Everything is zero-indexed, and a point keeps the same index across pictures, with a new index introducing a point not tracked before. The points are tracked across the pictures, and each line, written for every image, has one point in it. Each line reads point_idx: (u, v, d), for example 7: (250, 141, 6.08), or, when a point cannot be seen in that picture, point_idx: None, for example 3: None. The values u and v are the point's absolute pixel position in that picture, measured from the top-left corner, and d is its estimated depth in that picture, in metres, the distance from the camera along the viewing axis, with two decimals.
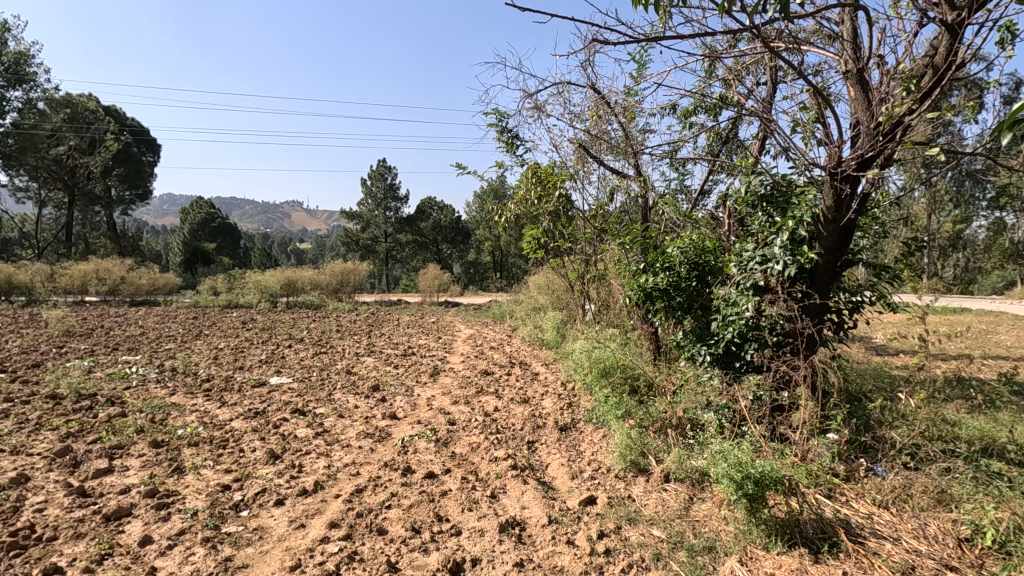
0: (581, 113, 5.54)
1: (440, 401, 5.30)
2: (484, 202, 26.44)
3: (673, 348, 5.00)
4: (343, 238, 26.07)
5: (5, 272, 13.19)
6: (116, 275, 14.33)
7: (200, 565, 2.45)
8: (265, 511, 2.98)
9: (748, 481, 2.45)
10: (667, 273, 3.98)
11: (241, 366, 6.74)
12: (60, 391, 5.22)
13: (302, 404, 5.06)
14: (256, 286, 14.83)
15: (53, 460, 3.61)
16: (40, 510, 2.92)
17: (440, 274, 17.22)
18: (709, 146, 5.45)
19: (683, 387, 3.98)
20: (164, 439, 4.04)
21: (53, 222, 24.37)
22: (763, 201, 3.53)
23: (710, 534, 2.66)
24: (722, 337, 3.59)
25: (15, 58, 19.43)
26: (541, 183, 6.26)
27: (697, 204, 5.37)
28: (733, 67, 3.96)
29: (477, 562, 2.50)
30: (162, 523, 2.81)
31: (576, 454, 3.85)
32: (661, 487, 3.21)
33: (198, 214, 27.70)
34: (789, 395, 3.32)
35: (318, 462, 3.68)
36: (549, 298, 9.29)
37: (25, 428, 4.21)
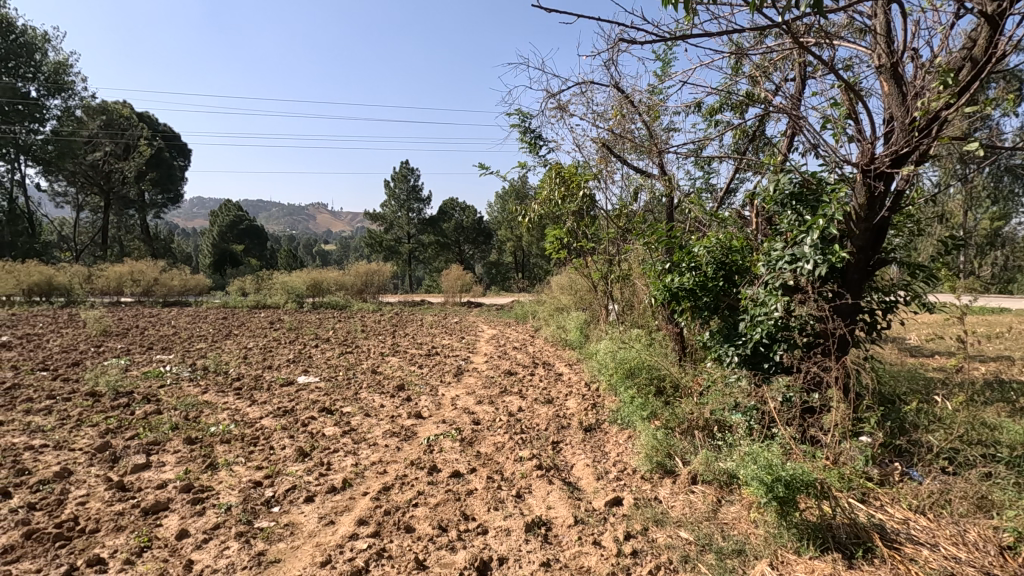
0: (604, 112, 5.52)
1: (464, 401, 5.34)
2: (507, 202, 26.46)
3: (699, 349, 4.95)
4: (367, 239, 26.45)
5: (46, 274, 13.70)
6: (150, 276, 14.79)
7: (235, 559, 2.52)
8: (295, 507, 3.04)
9: (779, 484, 2.41)
10: (693, 273, 3.95)
11: (270, 365, 6.88)
12: (99, 389, 5.40)
13: (330, 402, 5.15)
14: (284, 287, 15.15)
15: (94, 455, 3.75)
16: (83, 503, 3.03)
17: (463, 275, 17.32)
18: (735, 144, 5.38)
19: (711, 388, 3.93)
20: (198, 436, 4.16)
21: (91, 226, 25.27)
22: (792, 199, 3.46)
23: (739, 537, 2.63)
24: (750, 338, 3.53)
25: (54, 68, 20.15)
26: (564, 183, 6.26)
27: (722, 203, 5.31)
28: (761, 63, 3.90)
29: (504, 561, 2.51)
30: (197, 517, 2.90)
31: (602, 455, 3.83)
32: (688, 489, 3.18)
33: (227, 216, 28.41)
34: (820, 397, 3.25)
35: (346, 461, 3.74)
36: (572, 297, 9.28)
37: (67, 424, 4.38)
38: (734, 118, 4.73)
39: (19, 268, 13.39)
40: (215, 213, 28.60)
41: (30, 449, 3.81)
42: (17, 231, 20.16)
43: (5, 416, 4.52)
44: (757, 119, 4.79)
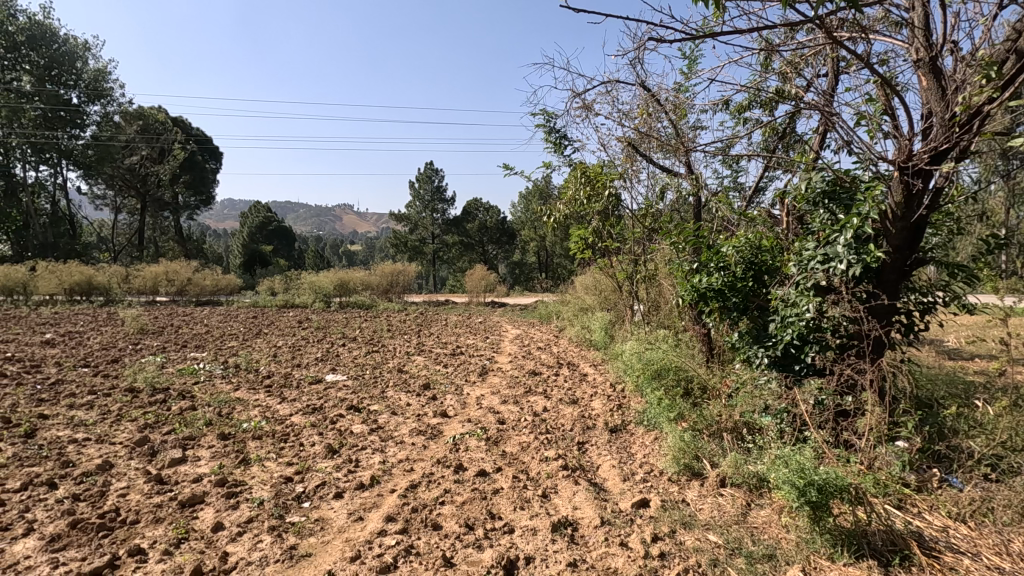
0: (630, 111, 5.49)
1: (490, 400, 5.37)
2: (530, 202, 26.42)
3: (727, 350, 4.88)
4: (392, 240, 26.75)
5: (86, 274, 14.19)
6: (183, 276, 15.23)
7: (268, 552, 2.58)
8: (325, 503, 3.10)
9: (812, 488, 2.37)
10: (722, 273, 3.89)
11: (299, 363, 7.02)
12: (137, 385, 5.59)
13: (358, 400, 5.24)
14: (311, 286, 15.44)
15: (133, 448, 3.88)
16: (124, 495, 3.14)
17: (487, 275, 17.36)
18: (765, 142, 5.29)
19: (740, 390, 3.87)
20: (231, 432, 4.27)
21: (128, 228, 26.14)
22: (825, 197, 3.39)
23: (770, 541, 2.58)
24: (781, 339, 3.46)
25: (94, 75, 20.90)
26: (589, 183, 6.24)
27: (751, 201, 5.23)
28: (792, 59, 3.82)
29: (530, 561, 2.51)
30: (231, 511, 2.98)
31: (627, 456, 3.81)
32: (717, 492, 3.14)
33: (257, 217, 29.12)
34: (854, 400, 3.17)
35: (374, 458, 3.80)
36: (597, 297, 9.24)
37: (108, 418, 4.54)
38: (763, 116, 4.65)
39: (61, 269, 13.93)
40: (245, 215, 29.37)
41: (74, 442, 3.96)
42: (59, 233, 21.09)
43: (51, 410, 4.71)
44: (788, 116, 4.70)
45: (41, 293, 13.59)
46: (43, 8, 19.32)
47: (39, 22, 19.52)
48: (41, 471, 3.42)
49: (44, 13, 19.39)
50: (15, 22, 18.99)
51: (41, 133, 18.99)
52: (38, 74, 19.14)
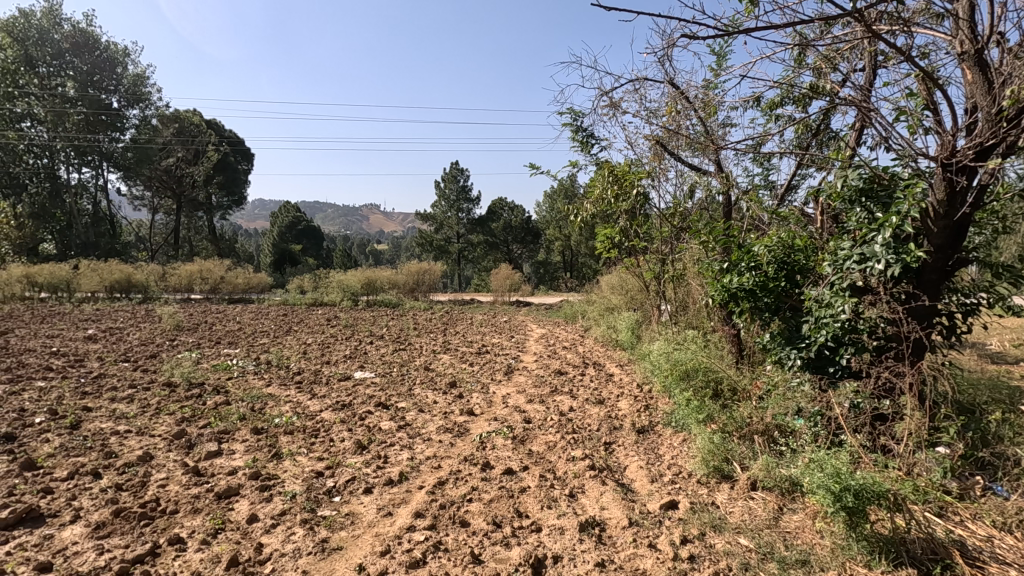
0: (658, 109, 5.44)
1: (516, 399, 5.38)
2: (555, 201, 26.31)
3: (757, 351, 4.79)
4: (418, 239, 26.97)
5: (125, 272, 14.69)
6: (217, 275, 15.61)
7: (301, 544, 2.64)
8: (355, 497, 3.16)
9: (848, 493, 2.32)
10: (753, 272, 3.81)
11: (328, 360, 7.15)
12: (174, 380, 5.77)
13: (386, 397, 5.31)
14: (340, 285, 15.71)
15: (171, 441, 4.01)
16: (163, 486, 3.26)
17: (513, 274, 17.37)
18: (798, 139, 5.17)
19: (772, 392, 3.79)
20: (264, 427, 4.38)
21: (165, 227, 26.99)
22: (862, 195, 3.30)
23: (804, 547, 2.53)
24: (815, 340, 3.38)
25: (133, 80, 21.60)
26: (617, 182, 6.20)
27: (783, 200, 5.12)
28: (827, 53, 3.74)
29: (558, 559, 2.52)
30: (265, 503, 3.06)
31: (655, 457, 3.78)
32: (747, 495, 3.08)
33: (286, 217, 29.74)
34: (892, 404, 3.08)
35: (402, 454, 3.85)
36: (623, 297, 9.17)
37: (148, 411, 4.70)
38: (796, 112, 4.56)
39: (102, 267, 14.49)
40: (276, 215, 30.01)
41: (116, 434, 4.11)
42: (100, 232, 21.89)
43: (94, 403, 4.90)
44: (822, 112, 4.59)
45: (84, 290, 14.23)
46: (86, 16, 20.07)
47: (82, 29, 20.28)
48: (86, 461, 3.56)
49: (87, 21, 20.13)
50: (61, 30, 19.77)
51: (84, 137, 19.74)
52: (81, 79, 19.89)
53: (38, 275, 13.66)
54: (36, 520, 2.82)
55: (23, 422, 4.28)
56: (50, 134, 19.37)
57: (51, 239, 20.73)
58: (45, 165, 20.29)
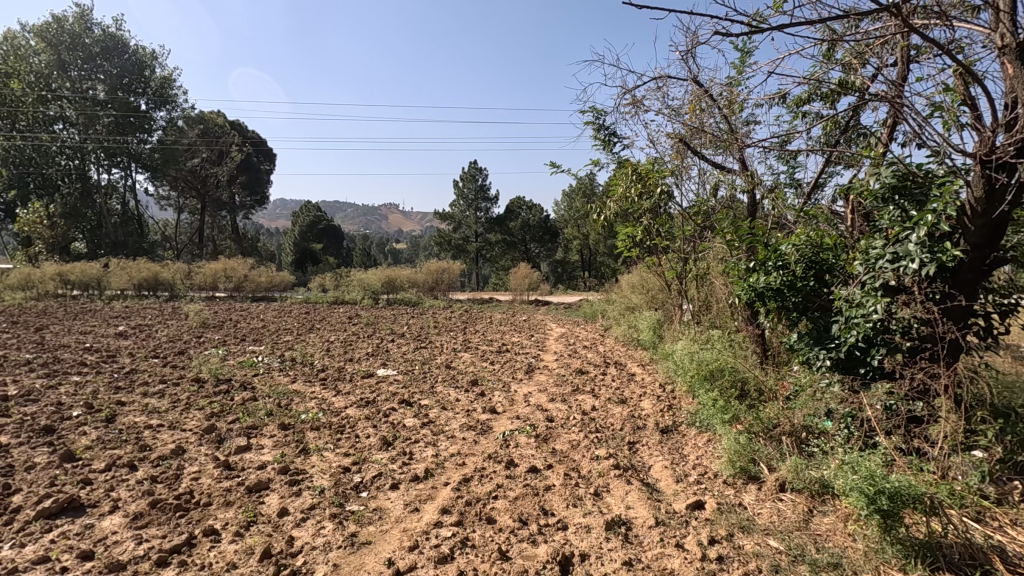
0: (681, 106, 5.39)
1: (538, 398, 5.39)
2: (573, 200, 26.20)
3: (783, 351, 4.73)
4: (436, 239, 27.17)
5: (152, 271, 14.99)
6: (241, 274, 15.81)
7: (331, 538, 2.68)
8: (382, 493, 3.20)
9: (882, 496, 2.29)
10: (781, 272, 3.75)
11: (351, 357, 7.24)
12: (202, 376, 5.91)
13: (409, 395, 5.36)
14: (361, 283, 15.90)
15: (202, 436, 4.11)
16: (196, 478, 3.34)
17: (531, 273, 17.31)
18: (826, 136, 5.08)
19: (800, 394, 3.73)
20: (291, 422, 4.45)
21: (190, 227, 27.55)
22: (895, 193, 3.22)
23: (836, 550, 2.50)
24: (845, 341, 3.34)
25: (161, 83, 22.13)
26: (640, 180, 6.15)
27: (810, 198, 5.04)
28: (857, 49, 3.68)
29: (585, 557, 2.53)
30: (295, 497, 3.11)
31: (680, 457, 3.75)
32: (776, 497, 3.05)
33: (308, 216, 30.15)
34: (926, 406, 3.02)
35: (427, 451, 3.88)
36: (644, 297, 9.11)
37: (178, 406, 4.81)
38: (824, 108, 4.50)
39: (131, 265, 14.82)
40: (298, 214, 30.45)
41: (150, 428, 4.23)
42: (128, 232, 22.34)
43: (127, 398, 5.04)
44: (851, 109, 4.51)
45: (114, 288, 14.63)
46: (116, 21, 20.60)
47: (112, 33, 20.81)
48: (122, 453, 3.67)
49: (117, 26, 20.66)
50: (91, 34, 20.32)
51: (113, 138, 20.25)
52: (111, 82, 20.42)
53: (71, 273, 14.15)
54: (77, 509, 2.92)
55: (62, 415, 4.42)
56: (81, 136, 19.92)
57: (82, 238, 21.22)
58: (76, 166, 20.78)
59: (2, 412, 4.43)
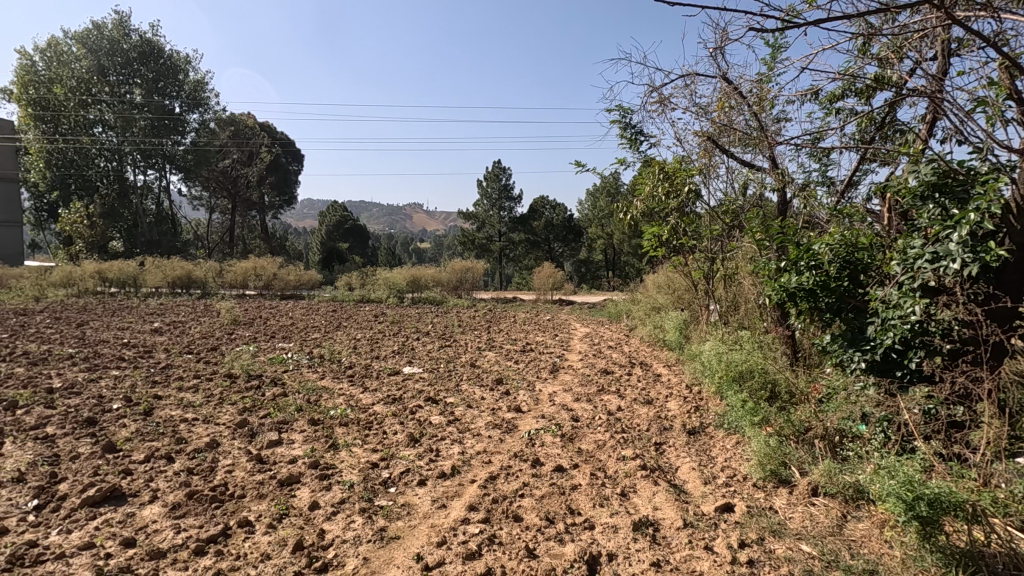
0: (710, 103, 5.32)
1: (562, 397, 5.38)
2: (598, 200, 26.07)
3: (814, 353, 4.63)
4: (460, 238, 27.40)
5: (186, 269, 15.39)
6: (270, 272, 16.13)
7: (360, 532, 2.73)
8: (410, 489, 3.24)
9: (921, 502, 2.24)
10: (813, 272, 3.68)
11: (377, 355, 7.34)
12: (234, 371, 6.07)
13: (435, 392, 5.41)
14: (386, 282, 16.09)
15: (235, 430, 4.21)
16: (230, 471, 3.43)
17: (555, 272, 17.25)
18: (861, 132, 4.95)
19: (833, 397, 3.65)
20: (320, 418, 4.54)
21: (221, 226, 28.23)
22: (936, 191, 3.12)
23: (871, 556, 2.45)
24: (880, 343, 3.26)
25: (194, 86, 22.72)
26: (668, 179, 6.09)
27: (843, 196, 4.92)
28: (894, 43, 3.58)
29: (613, 557, 2.52)
30: (325, 492, 3.17)
31: (708, 459, 3.71)
32: (808, 501, 2.99)
33: (335, 216, 30.63)
34: (968, 411, 2.92)
35: (453, 448, 3.91)
36: (670, 297, 9.02)
37: (212, 401, 4.94)
38: (859, 104, 4.39)
39: (166, 264, 15.26)
40: (325, 213, 30.97)
41: (185, 422, 4.36)
42: (162, 231, 22.97)
43: (163, 392, 5.20)
44: (888, 104, 4.39)
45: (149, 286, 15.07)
46: (152, 27, 21.23)
47: (149, 39, 21.46)
48: (159, 446, 3.79)
49: (153, 32, 21.30)
50: (129, 40, 20.97)
51: (149, 141, 20.89)
52: (147, 86, 21.07)
53: (109, 271, 14.65)
54: (119, 499, 3.03)
55: (103, 408, 4.59)
56: (118, 139, 20.60)
57: (119, 238, 21.90)
58: (114, 168, 21.50)
59: (48, 404, 4.63)
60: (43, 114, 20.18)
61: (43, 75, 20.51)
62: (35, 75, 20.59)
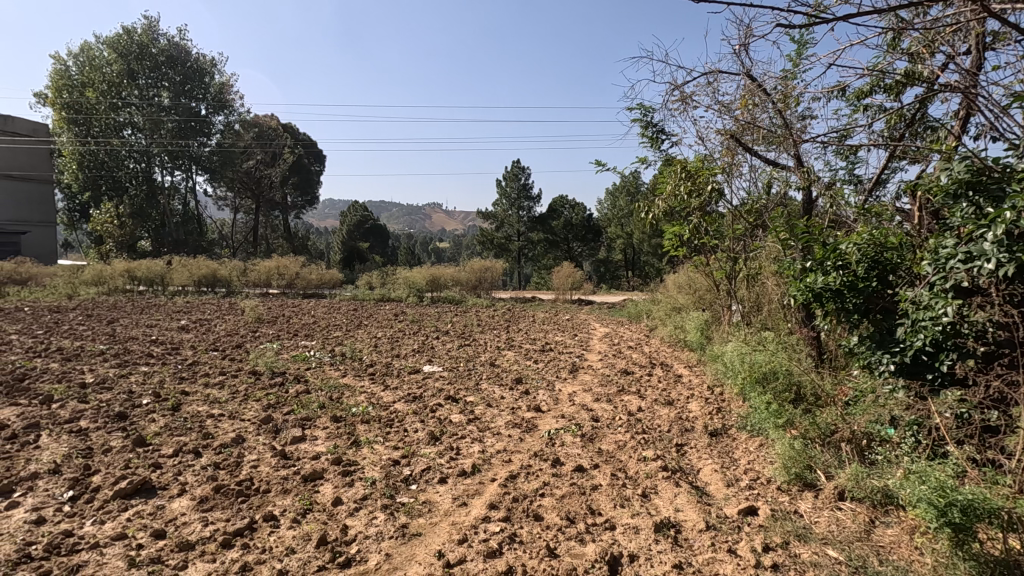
0: (732, 101, 5.25)
1: (582, 398, 5.36)
2: (618, 199, 25.88)
3: (840, 355, 4.54)
4: (479, 238, 27.49)
5: (211, 268, 15.72)
6: (292, 271, 16.37)
7: (382, 528, 2.76)
8: (431, 486, 3.26)
9: (953, 508, 2.19)
10: (840, 272, 3.61)
11: (398, 354, 7.41)
12: (258, 368, 6.18)
13: (455, 391, 5.44)
14: (406, 281, 16.21)
15: (260, 426, 4.29)
16: (255, 466, 3.49)
17: (575, 272, 17.16)
18: (889, 130, 4.84)
19: (860, 400, 3.57)
20: (343, 415, 4.60)
21: (245, 226, 28.74)
22: (969, 188, 3.04)
23: (900, 563, 2.39)
24: (910, 345, 3.19)
25: (220, 88, 23.17)
26: (690, 178, 6.03)
27: (871, 194, 4.82)
28: (926, 37, 3.50)
29: (634, 558, 2.50)
30: (348, 488, 3.22)
31: (730, 461, 3.67)
32: (834, 506, 2.94)
33: (356, 216, 30.95)
34: (1003, 416, 2.83)
35: (473, 447, 3.93)
36: (691, 297, 8.92)
37: (237, 397, 5.04)
38: (888, 100, 4.30)
39: (191, 263, 15.60)
40: (346, 213, 31.34)
41: (212, 417, 4.45)
42: (189, 231, 23.51)
43: (191, 388, 5.32)
44: (918, 101, 4.29)
45: (176, 285, 15.42)
46: (179, 31, 21.72)
47: (176, 43, 21.96)
48: (187, 440, 3.87)
49: (181, 36, 21.79)
50: (158, 45, 21.49)
51: (176, 142, 21.38)
52: (174, 89, 21.57)
53: (137, 270, 15.03)
54: (149, 491, 3.11)
55: (133, 403, 4.72)
56: (147, 141, 21.11)
57: (147, 237, 22.44)
58: (142, 169, 22.05)
59: (81, 398, 4.77)
60: (75, 117, 20.79)
61: (76, 79, 21.13)
62: (68, 79, 21.22)
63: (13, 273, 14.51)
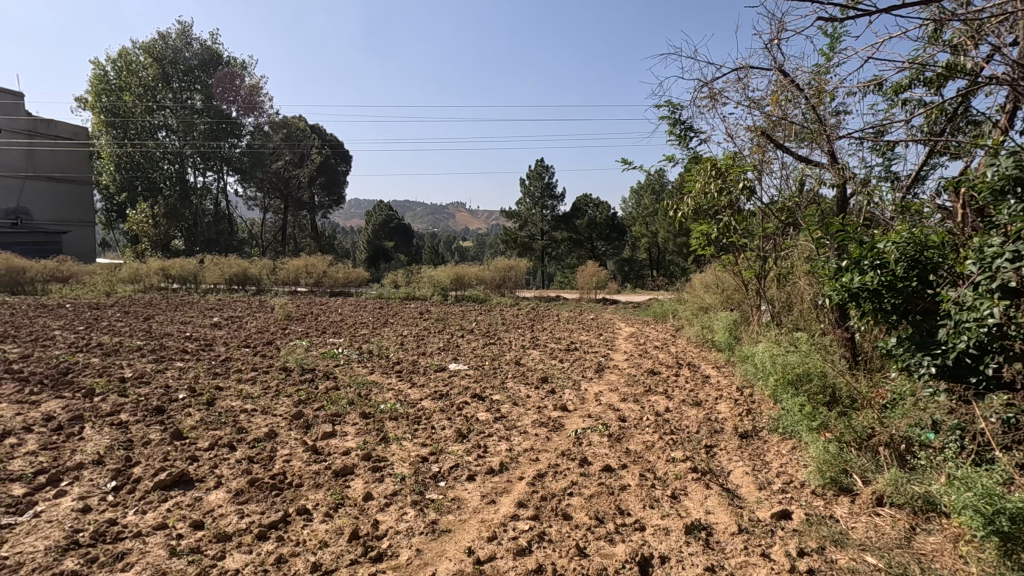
0: (763, 96, 5.15)
1: (608, 397, 5.32)
2: (643, 197, 25.62)
3: (876, 356, 4.41)
4: (503, 237, 27.52)
5: (241, 266, 16.09)
6: (320, 269, 16.62)
7: (413, 524, 2.79)
8: (459, 483, 3.29)
9: (1002, 516, 2.14)
10: (878, 272, 3.51)
11: (424, 352, 7.47)
12: (289, 365, 6.31)
13: (481, 390, 5.46)
14: (431, 280, 16.33)
15: (292, 421, 4.38)
16: (288, 461, 3.57)
17: (598, 271, 17.03)
18: (929, 124, 4.69)
19: (899, 403, 3.46)
20: (371, 412, 4.65)
21: (274, 225, 29.29)
22: (1017, 185, 2.93)
23: (944, 571, 2.32)
24: (953, 347, 3.09)
25: (251, 90, 23.51)
26: (719, 175, 5.93)
27: (909, 191, 4.67)
28: (970, 27, 3.38)
29: (665, 560, 2.48)
30: (378, 483, 3.26)
31: (762, 464, 3.60)
32: (872, 511, 2.86)
33: (381, 215, 31.28)
34: None
35: (500, 445, 3.94)
36: (719, 297, 8.77)
37: (269, 393, 5.15)
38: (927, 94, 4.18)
39: (223, 261, 16.01)
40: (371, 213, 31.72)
41: (245, 412, 4.56)
42: (219, 230, 24.09)
43: (224, 383, 5.46)
44: (959, 94, 4.16)
45: (208, 282, 15.83)
46: (211, 34, 22.22)
47: (209, 47, 22.51)
48: (221, 434, 3.97)
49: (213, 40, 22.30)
50: (191, 49, 22.05)
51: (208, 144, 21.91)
52: (206, 92, 22.13)
53: (172, 268, 15.49)
54: (187, 483, 3.20)
55: (170, 397, 4.86)
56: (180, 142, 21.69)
57: (180, 236, 23.06)
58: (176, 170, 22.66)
59: (121, 392, 4.93)
60: (114, 120, 21.51)
61: (114, 83, 21.88)
62: (107, 84, 21.98)
63: (55, 270, 15.06)
